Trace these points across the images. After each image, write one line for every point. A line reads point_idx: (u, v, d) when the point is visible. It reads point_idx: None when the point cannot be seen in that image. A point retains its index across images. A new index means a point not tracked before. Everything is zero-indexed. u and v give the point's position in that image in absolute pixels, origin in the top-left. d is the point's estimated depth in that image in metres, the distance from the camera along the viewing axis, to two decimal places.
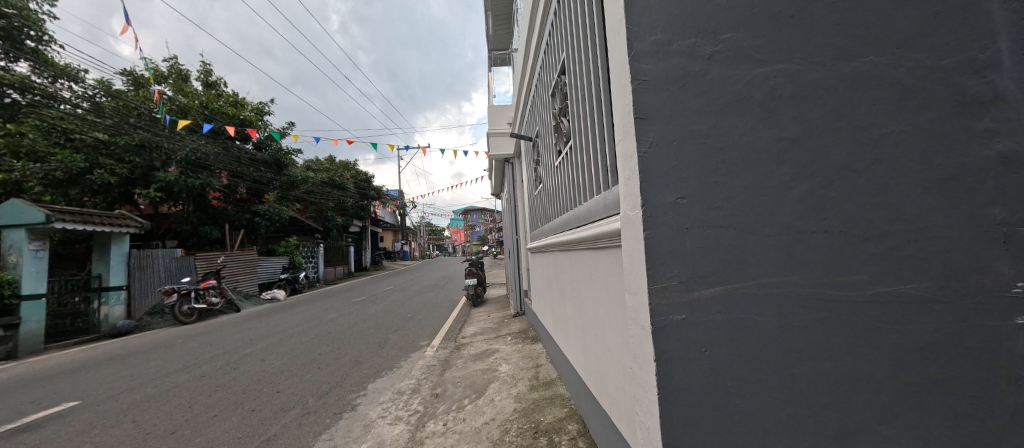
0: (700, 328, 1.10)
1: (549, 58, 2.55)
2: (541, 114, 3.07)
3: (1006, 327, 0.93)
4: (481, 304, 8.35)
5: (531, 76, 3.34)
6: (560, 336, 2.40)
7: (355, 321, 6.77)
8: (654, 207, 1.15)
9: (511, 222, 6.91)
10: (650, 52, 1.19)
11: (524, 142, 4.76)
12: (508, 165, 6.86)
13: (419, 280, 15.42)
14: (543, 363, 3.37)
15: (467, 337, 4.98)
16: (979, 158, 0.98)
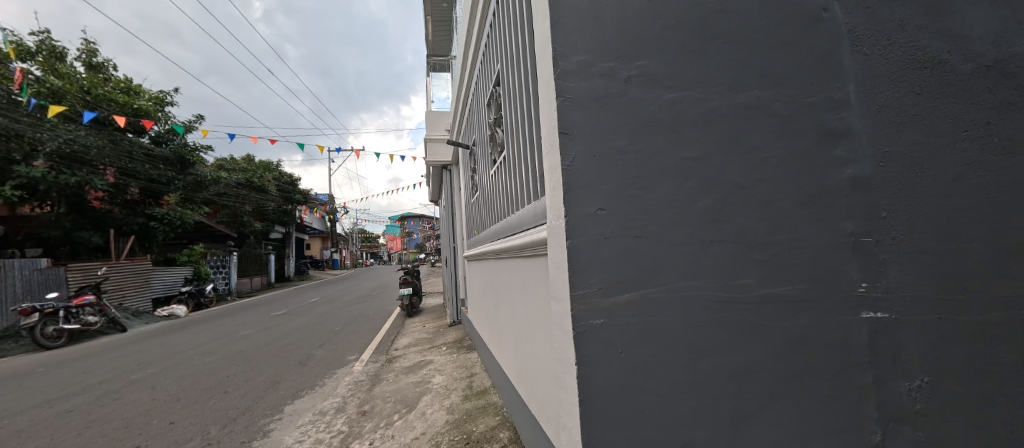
0: (617, 332, 1.17)
1: (485, 69, 2.58)
2: (478, 123, 3.08)
3: (855, 320, 1.17)
4: (417, 314, 8.09)
5: (470, 84, 3.35)
6: (495, 343, 2.41)
7: (274, 337, 6.13)
8: (577, 217, 1.20)
9: (449, 229, 6.80)
10: (573, 71, 1.26)
11: (461, 150, 4.74)
12: (446, 172, 6.78)
13: (352, 290, 14.55)
14: (477, 372, 3.35)
15: (400, 350, 4.76)
16: (839, 182, 1.21)
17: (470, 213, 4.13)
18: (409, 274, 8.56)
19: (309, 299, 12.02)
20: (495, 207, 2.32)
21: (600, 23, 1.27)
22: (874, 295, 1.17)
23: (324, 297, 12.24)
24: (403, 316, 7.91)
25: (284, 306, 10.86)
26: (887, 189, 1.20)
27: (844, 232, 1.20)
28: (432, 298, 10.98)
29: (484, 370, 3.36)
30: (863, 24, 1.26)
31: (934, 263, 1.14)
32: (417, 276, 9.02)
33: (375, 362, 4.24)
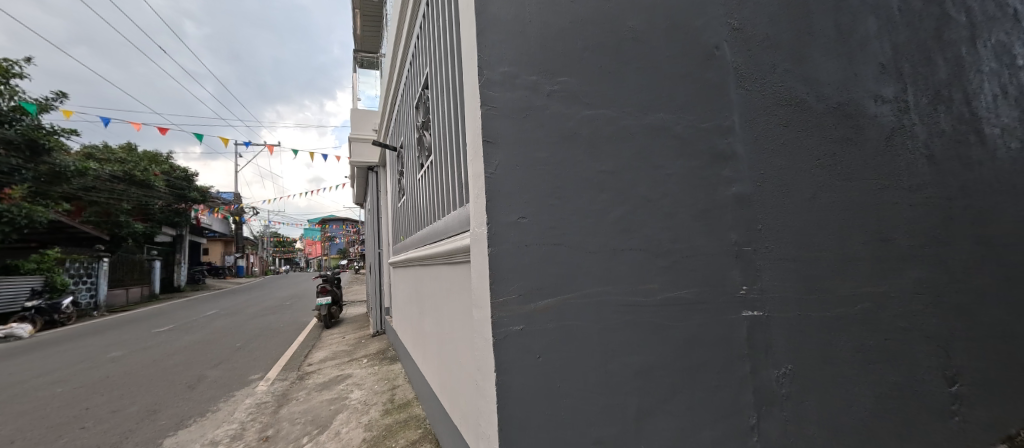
0: (534, 338, 1.17)
1: (413, 70, 2.51)
2: (405, 125, 2.98)
3: (737, 318, 1.34)
4: (337, 325, 7.52)
5: (399, 83, 3.22)
6: (419, 353, 2.33)
7: (154, 358, 5.20)
8: (499, 224, 1.18)
9: (374, 234, 6.46)
10: (498, 81, 1.24)
11: (388, 151, 4.53)
12: (372, 173, 6.45)
13: (261, 299, 13.11)
14: (400, 384, 3.21)
15: (314, 365, 4.37)
16: (726, 198, 1.39)
17: (396, 217, 3.96)
18: (328, 282, 7.96)
19: (205, 312, 10.52)
20: (422, 212, 2.25)
21: (524, 36, 1.28)
22: (751, 296, 1.36)
23: (225, 309, 10.80)
24: (321, 327, 7.29)
25: (173, 320, 9.35)
26: (762, 205, 1.40)
27: (729, 242, 1.37)
28: (355, 306, 10.32)
29: (408, 381, 3.23)
30: (745, 65, 1.48)
31: (790, 268, 1.39)
32: (339, 284, 8.40)
33: (283, 380, 3.82)
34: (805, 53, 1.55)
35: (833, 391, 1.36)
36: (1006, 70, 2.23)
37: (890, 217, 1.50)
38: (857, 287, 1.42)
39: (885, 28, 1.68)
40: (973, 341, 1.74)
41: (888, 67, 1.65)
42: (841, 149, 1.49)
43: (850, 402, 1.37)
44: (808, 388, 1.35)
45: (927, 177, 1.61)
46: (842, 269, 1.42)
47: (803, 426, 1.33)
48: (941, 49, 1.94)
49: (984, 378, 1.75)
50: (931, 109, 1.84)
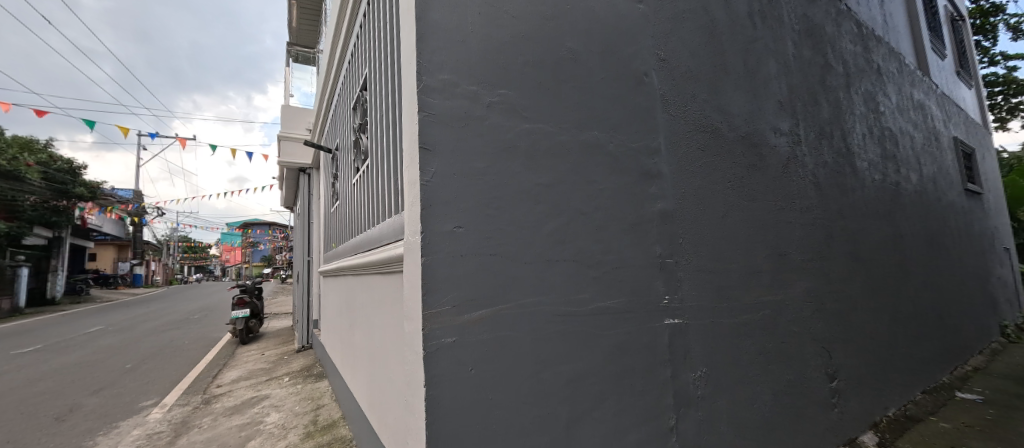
0: (467, 350, 1.10)
1: (352, 70, 2.40)
2: (342, 126, 2.82)
3: (659, 325, 1.44)
4: (256, 340, 6.79)
5: (337, 81, 3.06)
6: (346, 370, 2.18)
7: (11, 386, 4.27)
8: (434, 234, 1.10)
9: (303, 242, 5.99)
10: (437, 88, 1.19)
11: (323, 153, 4.24)
12: (303, 175, 5.98)
13: (164, 313, 11.46)
14: (325, 404, 2.98)
15: (224, 387, 3.90)
16: (652, 213, 1.49)
17: (329, 223, 3.71)
18: (247, 292, 7.19)
19: (87, 328, 8.92)
20: (356, 219, 2.13)
21: (465, 46, 1.26)
22: (673, 305, 1.47)
23: (114, 325, 9.23)
24: (238, 343, 6.54)
25: (40, 339, 7.78)
26: (682, 221, 1.54)
27: (654, 254, 1.47)
28: (280, 319, 9.43)
29: (335, 400, 3.02)
30: (670, 93, 1.62)
31: (705, 279, 1.55)
32: (261, 296, 7.62)
33: (184, 406, 3.36)
34: (716, 89, 1.76)
35: (733, 388, 1.55)
36: (871, 115, 2.69)
37: (776, 235, 1.79)
38: (749, 294, 1.67)
39: (772, 78, 2.01)
40: (845, 341, 2.05)
41: (780, 108, 1.99)
42: (750, 173, 1.76)
43: (744, 395, 1.56)
44: (716, 388, 1.50)
45: (808, 202, 2.00)
46: (742, 280, 1.64)
47: (710, 422, 1.46)
48: (823, 93, 2.30)
49: (854, 372, 2.06)
50: (816, 143, 2.16)
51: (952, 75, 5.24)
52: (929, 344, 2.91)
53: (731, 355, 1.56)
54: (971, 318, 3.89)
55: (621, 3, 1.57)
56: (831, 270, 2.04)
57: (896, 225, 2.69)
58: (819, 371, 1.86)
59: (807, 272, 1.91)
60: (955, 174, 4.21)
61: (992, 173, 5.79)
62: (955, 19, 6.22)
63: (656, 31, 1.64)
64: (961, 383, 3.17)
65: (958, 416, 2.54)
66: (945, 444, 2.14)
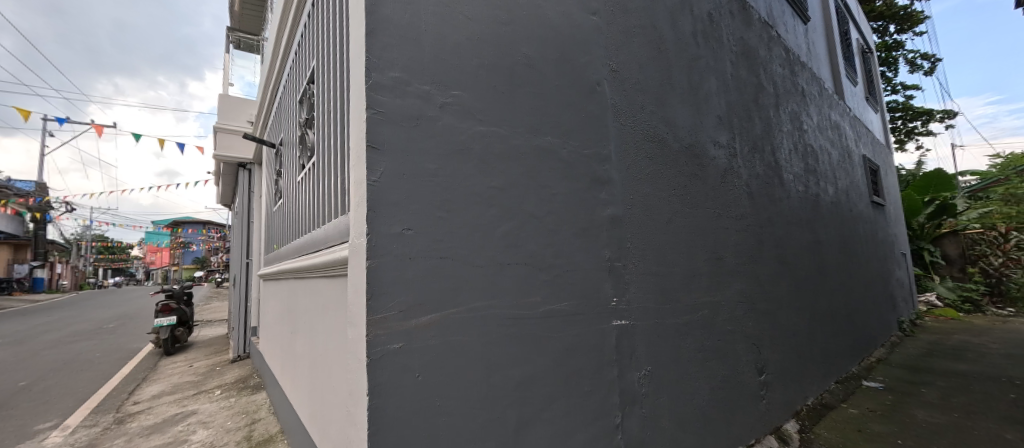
0: (414, 355, 1.06)
1: (298, 61, 2.27)
2: (287, 120, 2.66)
3: (607, 326, 1.49)
4: (185, 350, 6.18)
5: (284, 72, 2.87)
6: (287, 380, 2.06)
7: None
8: (381, 236, 1.05)
9: (241, 243, 5.54)
10: (387, 86, 1.14)
11: (267, 148, 3.97)
12: (241, 171, 5.53)
13: (68, 322, 10.03)
14: (261, 418, 2.78)
15: (142, 404, 3.52)
16: (601, 218, 1.55)
17: (271, 223, 3.47)
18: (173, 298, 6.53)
19: None
20: (299, 219, 2.02)
21: (418, 44, 1.22)
22: (620, 306, 1.54)
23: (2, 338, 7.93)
24: (163, 355, 5.91)
25: None
26: (629, 226, 1.62)
27: (603, 258, 1.53)
28: (212, 327, 8.64)
29: (273, 414, 2.83)
30: (620, 104, 1.70)
31: (650, 282, 1.64)
32: (189, 302, 6.94)
33: (92, 427, 2.97)
34: (663, 102, 1.86)
35: (673, 384, 1.64)
36: (796, 132, 2.98)
37: (714, 240, 1.95)
38: (689, 295, 1.78)
39: (712, 94, 2.17)
40: (772, 338, 2.24)
41: (720, 123, 2.15)
42: (691, 183, 1.89)
43: (683, 390, 1.67)
44: (657, 385, 1.59)
45: (742, 209, 2.17)
46: (682, 282, 1.76)
47: (651, 418, 1.54)
48: (757, 111, 2.51)
49: (779, 366, 2.26)
50: (750, 157, 2.35)
51: (863, 100, 5.96)
52: (842, 339, 3.25)
53: (671, 353, 1.66)
54: (876, 315, 4.42)
55: (575, 13, 1.62)
56: (762, 273, 2.23)
57: (816, 232, 2.99)
58: (750, 366, 2.02)
59: (741, 275, 2.07)
60: (864, 188, 4.77)
61: (892, 187, 6.66)
62: (866, 51, 7.06)
63: (608, 43, 1.70)
64: (867, 373, 3.59)
65: (864, 402, 2.87)
66: (853, 428, 2.40)
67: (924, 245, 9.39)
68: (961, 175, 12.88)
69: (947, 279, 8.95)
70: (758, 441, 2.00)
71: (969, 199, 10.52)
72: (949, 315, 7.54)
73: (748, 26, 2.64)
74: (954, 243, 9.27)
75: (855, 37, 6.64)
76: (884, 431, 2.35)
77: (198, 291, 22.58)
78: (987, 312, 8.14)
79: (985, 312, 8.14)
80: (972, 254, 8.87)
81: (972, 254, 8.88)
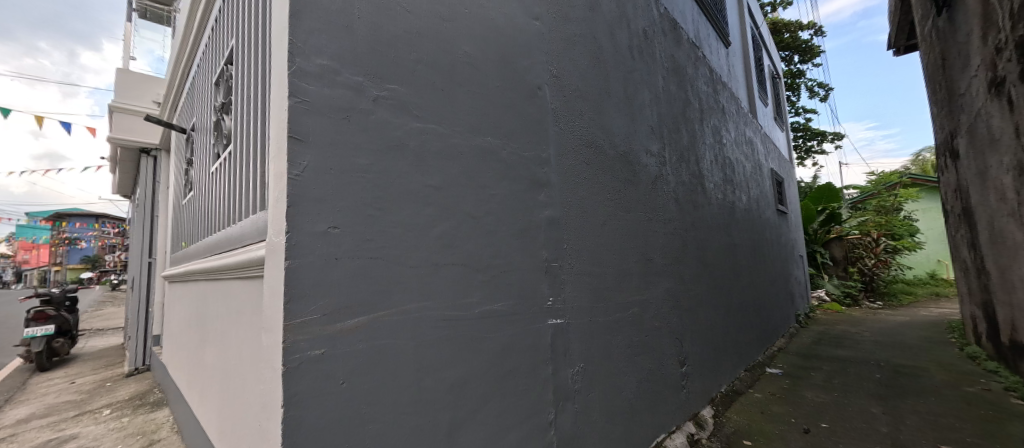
0: (339, 362, 0.97)
1: (215, 39, 2.05)
2: (200, 102, 2.40)
3: (542, 325, 1.54)
4: (65, 365, 5.27)
5: (198, 48, 2.57)
6: (192, 394, 1.86)
7: None
8: (303, 235, 0.94)
9: (144, 240, 4.87)
10: (314, 74, 1.03)
11: (178, 133, 3.54)
12: (144, 157, 4.88)
13: None
14: (160, 438, 2.48)
15: (3, 431, 2.94)
16: (539, 219, 1.59)
17: (179, 217, 3.11)
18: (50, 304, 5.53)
19: None
20: (212, 214, 1.82)
21: (351, 32, 1.14)
22: (555, 305, 1.60)
23: None
24: (34, 372, 5.00)
25: None
26: (565, 228, 1.69)
27: (540, 258, 1.57)
28: (103, 336, 7.47)
29: (176, 433, 2.54)
30: (560, 109, 1.77)
31: (583, 281, 1.73)
32: (71, 309, 5.93)
33: None
34: (600, 110, 1.98)
35: (603, 378, 1.74)
36: (717, 145, 3.29)
37: (642, 241, 2.11)
38: (618, 293, 1.90)
39: (645, 106, 2.33)
40: (693, 332, 2.45)
41: (651, 133, 2.33)
42: (623, 188, 2.03)
43: (611, 383, 1.77)
44: (588, 380, 1.67)
45: (669, 213, 2.36)
46: (613, 280, 1.89)
47: (581, 411, 1.61)
48: (685, 124, 2.73)
49: (698, 358, 2.48)
50: (677, 165, 2.56)
51: (772, 121, 6.79)
52: (751, 332, 3.66)
53: (601, 348, 1.76)
54: (779, 309, 5.04)
55: (519, 17, 1.64)
56: (685, 273, 2.43)
57: (731, 235, 3.34)
58: (671, 358, 2.20)
59: (666, 274, 2.25)
60: (772, 197, 5.42)
61: (794, 198, 7.66)
62: (776, 76, 8.03)
63: (549, 50, 1.75)
64: (770, 360, 4.06)
65: (767, 387, 3.24)
66: (756, 410, 2.71)
67: (816, 249, 10.51)
68: (844, 188, 15.14)
69: (833, 277, 10.23)
70: (678, 427, 2.17)
71: (850, 209, 12.35)
72: (834, 309, 8.81)
73: (678, 45, 2.86)
74: (838, 246, 10.58)
75: (768, 64, 7.54)
76: (781, 412, 2.69)
77: (91, 295, 19.47)
78: (862, 305, 9.66)
79: (860, 305, 9.64)
80: (852, 256, 10.35)
81: (852, 256, 10.34)
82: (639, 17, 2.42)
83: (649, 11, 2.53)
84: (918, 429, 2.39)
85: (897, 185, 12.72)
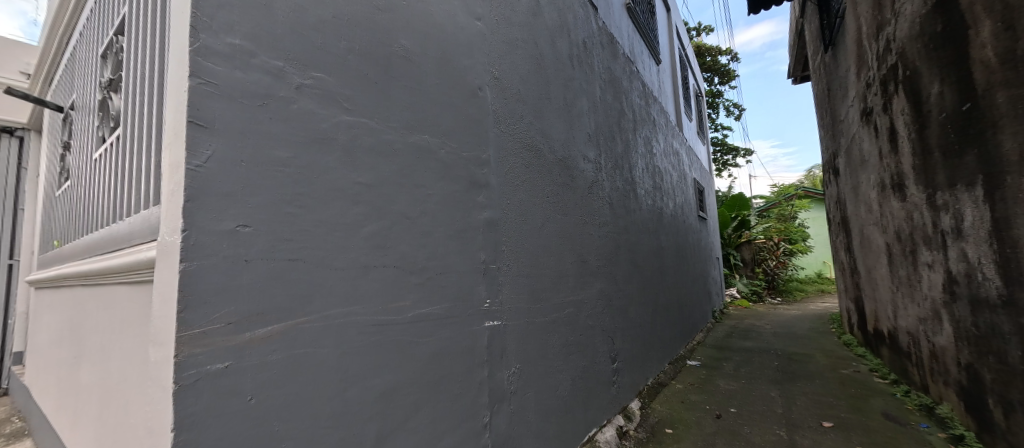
0: (247, 375, 0.86)
1: (101, 7, 1.77)
2: (82, 76, 2.06)
3: (478, 327, 1.54)
4: None
5: (83, 13, 2.21)
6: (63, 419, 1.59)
7: None
8: (204, 234, 0.82)
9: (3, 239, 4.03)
10: (222, 53, 0.91)
11: (51, 111, 3.00)
12: (4, 137, 4.07)
13: None
14: None
15: None
16: (476, 221, 1.59)
17: (52, 211, 2.64)
18: None
19: None
20: (93, 207, 1.57)
21: (270, 12, 1.02)
22: (492, 308, 1.61)
23: None
24: None
25: None
26: (503, 230, 1.71)
27: (477, 260, 1.57)
28: None
29: None
30: (501, 111, 1.79)
31: (520, 283, 1.76)
32: None
33: None
34: (539, 115, 2.03)
35: (538, 378, 1.79)
36: (648, 155, 3.54)
37: (579, 244, 2.20)
38: (555, 294, 1.97)
39: (584, 114, 2.44)
40: (624, 330, 2.61)
41: (588, 140, 2.45)
42: (560, 192, 2.11)
43: (546, 381, 1.83)
44: (523, 381, 1.70)
45: (603, 218, 2.50)
46: (550, 281, 1.95)
47: (515, 412, 1.63)
48: (619, 133, 2.90)
49: (628, 354, 2.65)
50: (612, 171, 2.71)
51: (696, 135, 7.50)
52: (674, 327, 3.99)
53: (537, 347, 1.81)
54: (699, 306, 5.57)
55: (460, 16, 1.63)
56: (618, 274, 2.58)
57: (659, 238, 3.62)
58: (604, 355, 2.32)
59: (600, 275, 2.37)
60: (695, 204, 5.98)
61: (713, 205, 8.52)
62: (699, 95, 8.89)
63: (490, 52, 1.76)
64: (691, 353, 4.45)
65: (687, 378, 3.55)
66: (677, 400, 2.96)
67: (731, 251, 11.80)
68: (753, 198, 17.22)
69: (744, 276, 11.56)
70: (608, 421, 2.29)
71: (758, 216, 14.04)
72: (743, 304, 9.98)
73: (614, 58, 3.03)
74: (748, 249, 11.96)
75: (693, 83, 8.32)
76: (698, 400, 2.96)
77: None
78: (766, 301, 11.04)
79: (764, 301, 11.01)
80: (758, 258, 11.79)
81: (759, 257, 11.78)
82: (578, 28, 2.52)
83: (588, 23, 2.65)
84: (806, 408, 2.77)
85: (793, 196, 14.80)
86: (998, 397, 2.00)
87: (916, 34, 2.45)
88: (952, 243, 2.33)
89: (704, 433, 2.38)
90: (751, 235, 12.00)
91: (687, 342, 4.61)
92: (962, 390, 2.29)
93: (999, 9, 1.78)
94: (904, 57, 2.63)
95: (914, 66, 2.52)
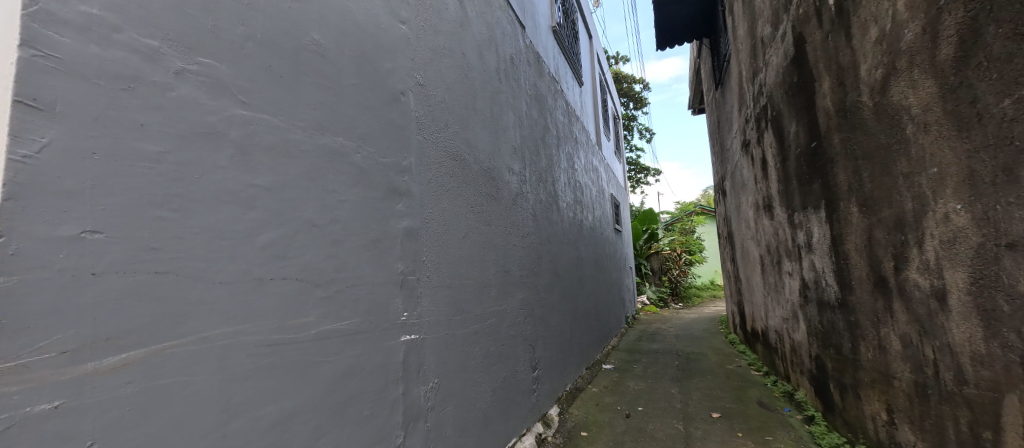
0: (87, 415, 0.70)
1: None
2: None
3: (394, 342, 1.46)
4: None
5: None
6: None
7: None
8: (31, 240, 0.65)
9: None
10: (69, 21, 0.74)
11: None
12: None
13: None
14: None
15: None
16: (395, 230, 1.53)
17: None
18: None
19: None
20: None
21: None
22: (410, 321, 1.54)
23: None
24: None
25: None
26: (424, 239, 1.67)
27: (395, 271, 1.51)
28: None
29: None
30: (424, 118, 1.75)
31: (440, 294, 1.73)
32: None
33: None
34: (464, 125, 2.04)
35: (456, 391, 1.75)
36: (569, 170, 3.76)
37: (502, 254, 2.24)
38: (476, 305, 1.96)
39: (510, 127, 2.51)
40: (544, 338, 2.70)
41: (513, 152, 2.51)
42: (485, 202, 2.13)
43: (465, 393, 1.80)
44: (441, 396, 1.65)
45: (527, 229, 2.57)
46: (472, 291, 1.94)
47: (432, 429, 1.58)
48: (543, 147, 3.04)
49: (548, 361, 2.74)
50: (536, 184, 2.81)
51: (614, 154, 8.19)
52: (591, 333, 4.22)
53: (456, 360, 1.78)
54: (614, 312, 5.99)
55: (383, 17, 1.57)
56: (539, 284, 2.67)
57: (579, 249, 3.85)
58: (524, 363, 2.36)
59: (522, 285, 2.43)
60: (612, 217, 6.47)
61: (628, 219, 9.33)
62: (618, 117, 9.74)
63: (415, 56, 1.72)
64: (606, 357, 4.75)
65: (602, 381, 3.78)
66: (592, 403, 3.13)
67: (643, 261, 13.00)
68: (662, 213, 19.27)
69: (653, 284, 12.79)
70: (528, 430, 2.33)
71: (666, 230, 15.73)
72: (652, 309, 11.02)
73: (540, 76, 3.17)
74: (657, 258, 13.28)
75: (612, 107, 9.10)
76: (610, 401, 3.16)
77: None
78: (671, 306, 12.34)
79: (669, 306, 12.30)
80: (666, 267, 13.15)
81: (666, 267, 13.16)
82: (506, 44, 2.59)
83: (515, 40, 2.74)
84: (699, 401, 3.12)
85: (693, 213, 16.93)
86: (836, 382, 2.46)
87: (779, 82, 2.98)
88: (805, 255, 2.84)
89: (616, 433, 2.54)
90: (661, 246, 13.36)
91: (603, 347, 4.91)
92: (812, 377, 2.78)
93: (835, 69, 2.24)
94: (772, 101, 3.17)
95: (778, 109, 3.05)
